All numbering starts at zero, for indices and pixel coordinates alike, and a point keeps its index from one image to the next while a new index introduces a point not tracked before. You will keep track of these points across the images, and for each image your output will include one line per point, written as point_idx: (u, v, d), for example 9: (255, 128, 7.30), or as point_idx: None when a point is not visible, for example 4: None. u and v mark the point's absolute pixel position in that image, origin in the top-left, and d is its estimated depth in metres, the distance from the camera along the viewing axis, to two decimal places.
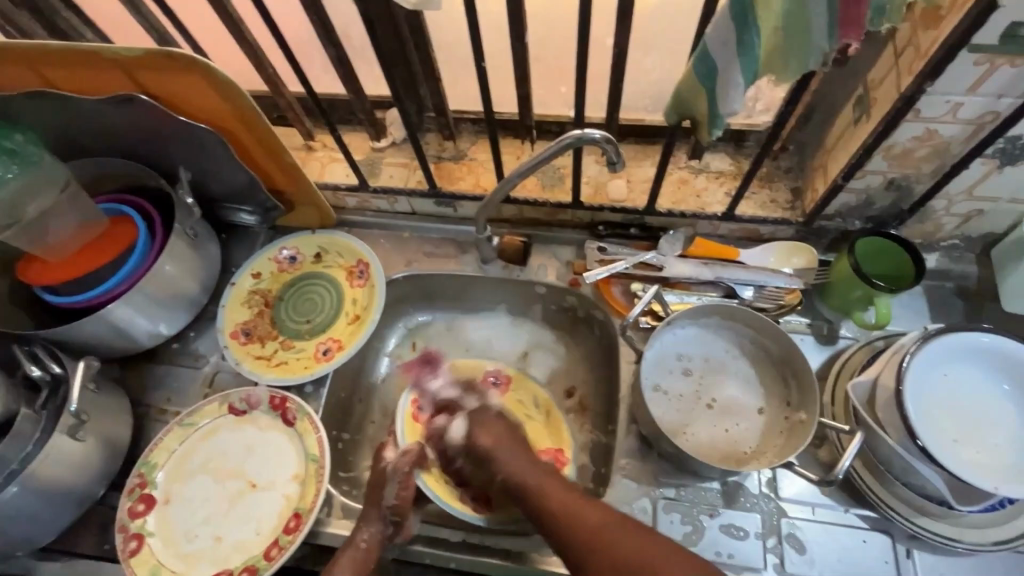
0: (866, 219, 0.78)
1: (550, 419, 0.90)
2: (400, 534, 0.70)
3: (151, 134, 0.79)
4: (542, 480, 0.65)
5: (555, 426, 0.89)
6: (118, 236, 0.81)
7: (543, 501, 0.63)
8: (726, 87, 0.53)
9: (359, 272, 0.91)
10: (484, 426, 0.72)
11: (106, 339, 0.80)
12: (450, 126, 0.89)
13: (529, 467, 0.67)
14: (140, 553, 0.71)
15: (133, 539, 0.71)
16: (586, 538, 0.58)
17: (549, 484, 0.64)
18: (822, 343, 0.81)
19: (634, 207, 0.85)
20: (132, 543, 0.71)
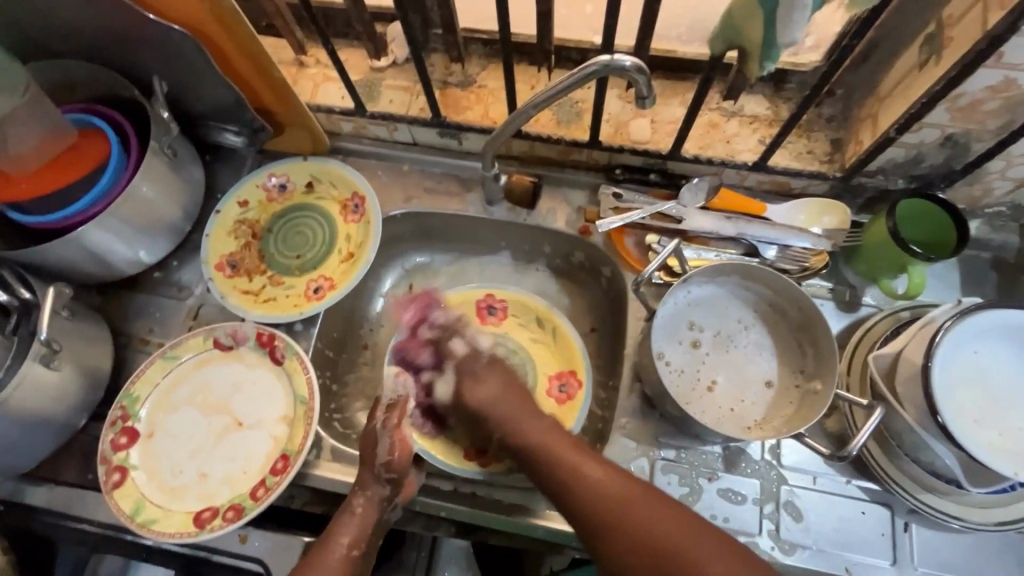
0: (910, 178, 0.72)
1: (558, 339, 0.82)
2: (401, 495, 0.66)
3: (118, 35, 0.70)
4: (555, 439, 0.64)
5: (565, 347, 0.81)
6: (88, 150, 0.73)
7: (561, 469, 0.61)
8: (790, 8, 0.45)
9: (354, 206, 0.84)
10: (477, 384, 0.71)
11: (79, 264, 0.74)
12: (458, 46, 0.79)
13: (563, 443, 0.63)
14: (124, 486, 0.69)
15: (116, 471, 0.69)
16: (639, 533, 0.55)
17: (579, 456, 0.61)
18: (842, 311, 0.76)
19: (657, 150, 0.77)
20: (115, 475, 0.69)
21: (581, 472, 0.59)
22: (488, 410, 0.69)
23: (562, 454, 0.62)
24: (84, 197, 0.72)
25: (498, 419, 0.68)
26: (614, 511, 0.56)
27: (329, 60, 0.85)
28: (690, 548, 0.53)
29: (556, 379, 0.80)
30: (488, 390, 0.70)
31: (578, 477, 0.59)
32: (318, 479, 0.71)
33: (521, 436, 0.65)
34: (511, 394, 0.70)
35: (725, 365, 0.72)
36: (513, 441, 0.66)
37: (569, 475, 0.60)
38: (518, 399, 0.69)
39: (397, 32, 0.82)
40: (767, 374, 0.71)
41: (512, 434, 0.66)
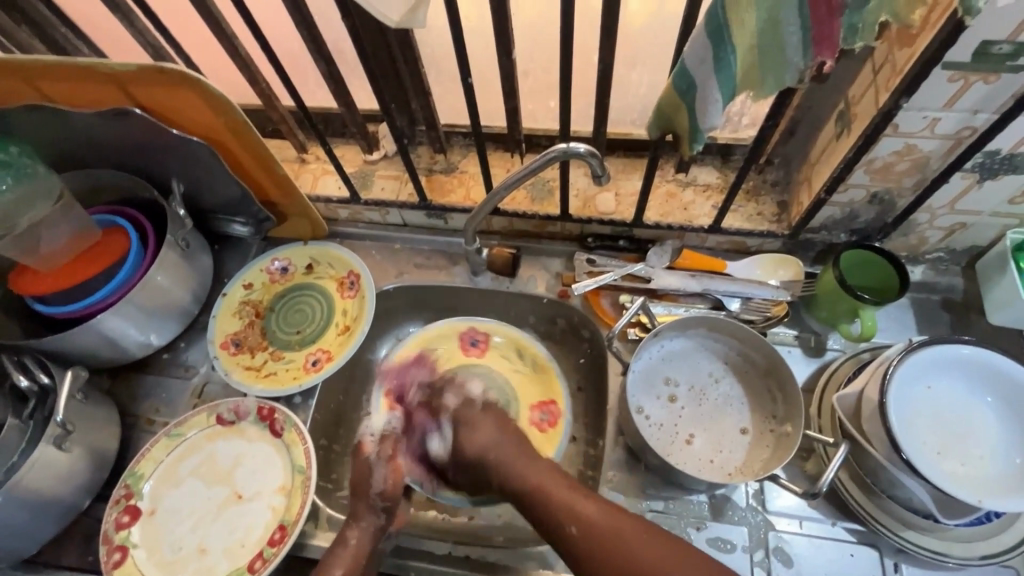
0: (851, 232, 0.79)
1: (536, 368, 0.90)
2: (394, 524, 0.72)
3: (144, 147, 0.80)
4: (554, 482, 0.63)
5: (546, 375, 0.89)
6: (110, 246, 0.81)
7: (547, 499, 0.62)
8: (704, 102, 0.54)
9: (349, 283, 0.91)
10: (471, 434, 0.70)
11: (95, 350, 0.80)
12: (441, 139, 0.90)
13: (545, 474, 0.64)
14: (124, 565, 0.71)
15: (116, 551, 0.72)
16: (602, 547, 0.57)
17: (558, 486, 0.63)
18: (810, 356, 0.81)
19: (623, 219, 0.86)
20: (116, 554, 0.72)
21: (577, 509, 0.60)
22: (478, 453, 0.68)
23: (540, 482, 0.63)
24: (104, 288, 0.79)
25: (499, 468, 0.66)
26: (612, 548, 0.56)
27: (327, 156, 0.95)
28: (637, 548, 0.56)
29: (537, 409, 0.88)
30: (472, 444, 0.69)
31: (554, 502, 0.61)
32: (316, 549, 0.73)
33: (510, 481, 0.65)
34: (500, 428, 0.70)
35: (703, 414, 0.76)
36: (510, 476, 0.66)
37: (563, 514, 0.60)
38: (516, 447, 0.68)
39: (386, 130, 0.92)
40: (742, 420, 0.75)
41: (506, 471, 0.66)
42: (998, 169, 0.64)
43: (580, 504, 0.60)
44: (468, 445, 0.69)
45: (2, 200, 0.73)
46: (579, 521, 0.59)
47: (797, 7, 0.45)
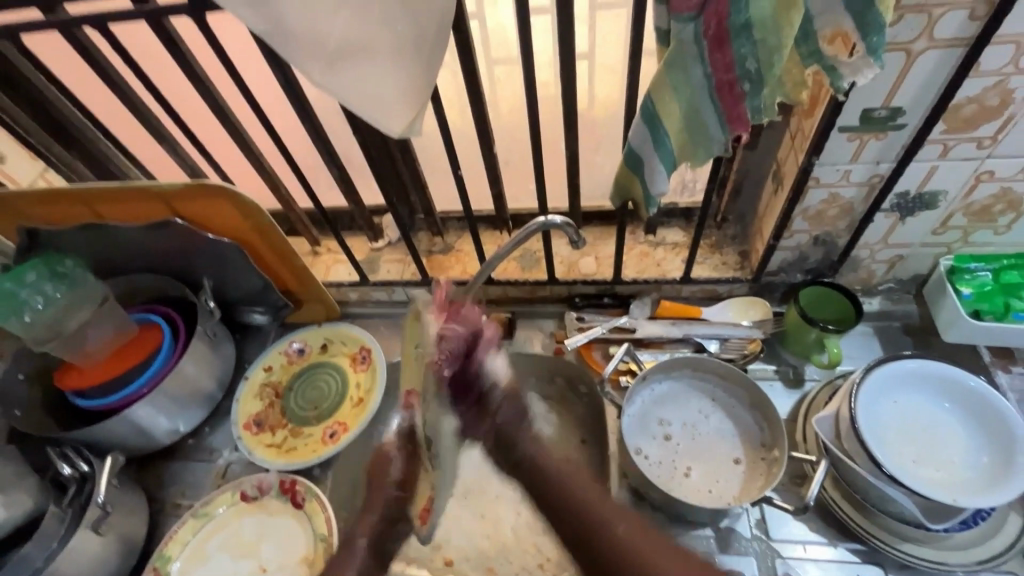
0: (806, 271, 0.89)
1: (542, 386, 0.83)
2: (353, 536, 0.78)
3: (181, 251, 0.92)
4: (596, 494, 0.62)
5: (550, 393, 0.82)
6: (145, 341, 0.90)
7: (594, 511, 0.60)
8: (652, 174, 0.65)
9: (361, 358, 0.99)
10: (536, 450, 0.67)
11: (129, 439, 0.86)
12: (437, 224, 1.02)
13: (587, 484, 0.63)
14: None
15: None
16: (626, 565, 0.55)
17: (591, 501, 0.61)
18: (790, 388, 0.88)
19: (604, 278, 0.96)
20: None
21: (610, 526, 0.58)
22: (546, 473, 0.64)
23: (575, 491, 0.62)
24: (137, 380, 0.87)
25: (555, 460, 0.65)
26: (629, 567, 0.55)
27: (338, 247, 1.07)
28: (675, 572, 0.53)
29: None
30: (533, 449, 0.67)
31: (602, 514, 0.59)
32: None
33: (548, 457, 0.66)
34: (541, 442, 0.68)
35: (697, 449, 0.81)
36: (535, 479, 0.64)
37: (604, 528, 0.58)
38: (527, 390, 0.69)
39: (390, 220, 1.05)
40: (735, 452, 0.80)
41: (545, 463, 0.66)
42: (913, 207, 0.76)
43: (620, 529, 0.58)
44: (509, 395, 0.69)
45: (55, 307, 0.83)
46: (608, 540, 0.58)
47: (709, 98, 0.58)
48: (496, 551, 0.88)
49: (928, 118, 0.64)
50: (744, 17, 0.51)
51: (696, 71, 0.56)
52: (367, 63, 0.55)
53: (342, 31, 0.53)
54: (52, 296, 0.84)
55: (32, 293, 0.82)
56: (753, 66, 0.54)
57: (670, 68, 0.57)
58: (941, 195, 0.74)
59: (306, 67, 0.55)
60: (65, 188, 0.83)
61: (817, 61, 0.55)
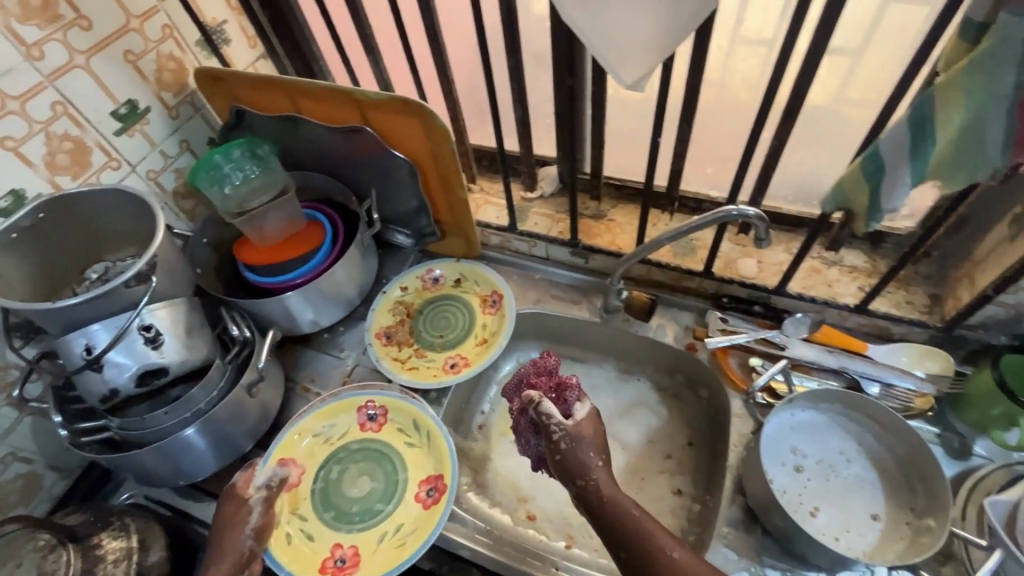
0: (1013, 335, 0.77)
1: (430, 441, 0.89)
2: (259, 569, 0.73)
3: (359, 160, 0.97)
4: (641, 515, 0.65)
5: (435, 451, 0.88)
6: (312, 236, 0.97)
7: (614, 512, 0.65)
8: (892, 184, 0.58)
9: (492, 301, 1.01)
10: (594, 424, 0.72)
11: (280, 319, 0.94)
12: (598, 188, 0.99)
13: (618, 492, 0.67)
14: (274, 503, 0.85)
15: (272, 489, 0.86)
16: (628, 528, 0.64)
17: (628, 508, 0.65)
18: (952, 457, 0.78)
19: (764, 285, 0.89)
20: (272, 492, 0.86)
21: (618, 506, 0.65)
22: (588, 435, 0.71)
23: (614, 500, 0.66)
24: (299, 269, 0.94)
25: (600, 507, 0.66)
26: (641, 533, 0.63)
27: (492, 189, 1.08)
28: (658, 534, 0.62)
29: (424, 484, 0.87)
30: (607, 482, 0.68)
31: (621, 513, 0.65)
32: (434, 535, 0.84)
33: (582, 481, 0.68)
34: (604, 448, 0.71)
35: (831, 489, 0.75)
36: (593, 493, 0.67)
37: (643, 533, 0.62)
38: (599, 441, 0.71)
39: (549, 173, 1.03)
40: (875, 506, 0.73)
41: (586, 479, 0.68)
42: None
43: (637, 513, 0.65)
44: (577, 433, 0.71)
45: (249, 184, 0.91)
46: (631, 523, 0.64)
47: (1006, 112, 0.48)
48: (579, 521, 0.90)
49: None
50: None
51: (1008, 76, 0.47)
52: (622, 8, 0.53)
53: None
54: (249, 175, 0.91)
55: (234, 169, 0.91)
56: None
57: (972, 68, 0.48)
58: None
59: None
60: (277, 78, 0.88)
61: None
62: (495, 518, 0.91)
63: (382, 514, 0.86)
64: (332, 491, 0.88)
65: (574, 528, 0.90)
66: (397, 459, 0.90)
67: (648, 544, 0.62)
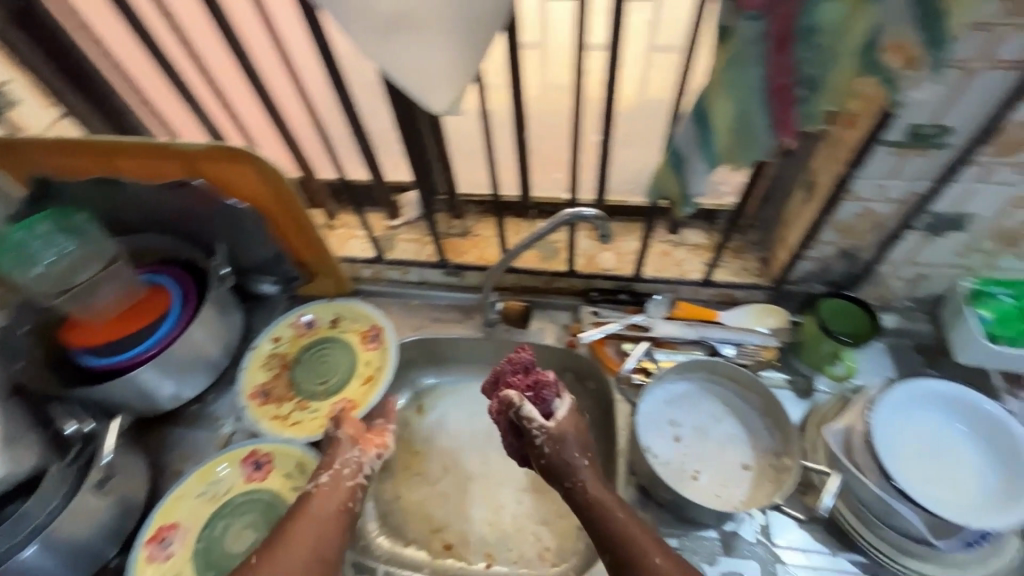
0: (826, 283, 0.89)
1: None
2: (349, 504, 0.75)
3: (198, 215, 0.90)
4: (627, 520, 0.68)
5: None
6: (153, 304, 0.87)
7: (603, 517, 0.68)
8: (691, 172, 0.65)
9: (372, 336, 0.98)
10: (575, 424, 0.74)
11: (131, 401, 0.84)
12: (458, 206, 1.00)
13: (606, 495, 0.70)
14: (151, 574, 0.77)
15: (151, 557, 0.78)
16: (615, 535, 0.67)
17: (617, 511, 0.69)
18: (800, 396, 0.88)
19: (623, 274, 0.96)
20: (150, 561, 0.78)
21: (607, 511, 0.68)
22: (570, 434, 0.73)
23: (603, 503, 0.69)
24: (144, 342, 0.84)
25: (589, 510, 0.69)
26: (629, 539, 0.66)
27: (354, 222, 1.05)
28: (642, 541, 0.66)
29: None
30: (592, 482, 0.71)
31: (612, 520, 0.68)
32: None
33: (571, 483, 0.71)
34: (585, 447, 0.74)
35: (707, 450, 0.81)
36: (581, 495, 0.70)
37: (630, 537, 0.66)
38: (581, 441, 0.73)
39: (409, 199, 1.03)
40: (745, 457, 0.80)
41: (574, 481, 0.71)
42: (943, 228, 0.76)
43: (620, 517, 0.68)
44: (559, 435, 0.72)
45: (66, 259, 0.80)
46: (617, 531, 0.67)
47: (761, 101, 0.57)
48: (496, 538, 0.90)
49: (974, 139, 0.63)
50: (811, 21, 0.51)
51: (753, 73, 0.55)
52: (416, 39, 0.54)
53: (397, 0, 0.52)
54: (64, 250, 0.80)
55: (44, 245, 0.79)
56: (810, 71, 0.54)
57: (727, 66, 0.55)
58: (973, 218, 0.74)
59: (357, 34, 0.54)
60: (80, 139, 0.80)
61: (877, 73, 0.54)
62: (410, 557, 0.89)
63: None
64: (215, 549, 0.81)
65: (491, 546, 0.89)
66: (283, 505, 0.83)
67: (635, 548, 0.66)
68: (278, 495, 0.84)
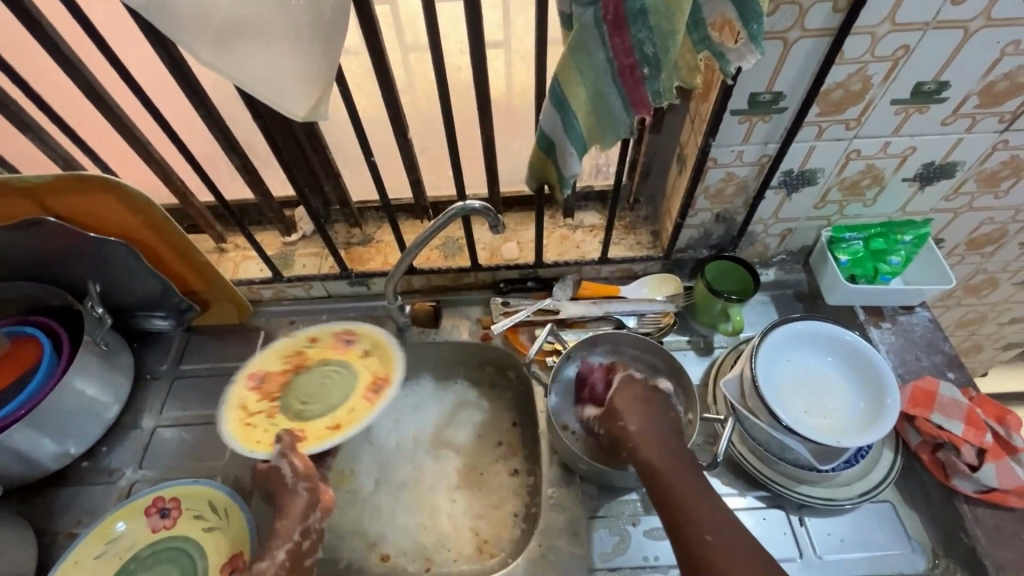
0: (711, 247, 0.96)
1: (231, 519, 0.78)
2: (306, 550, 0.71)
3: (60, 254, 0.82)
4: (691, 490, 0.67)
5: (235, 532, 0.78)
6: (19, 358, 0.80)
7: (662, 483, 0.68)
8: (564, 155, 0.67)
9: (376, 384, 0.85)
10: (635, 405, 0.75)
11: (3, 468, 0.76)
12: (354, 214, 0.98)
13: (678, 465, 0.69)
14: None
15: None
16: (670, 502, 0.66)
17: (686, 481, 0.68)
18: (701, 355, 0.94)
19: (526, 262, 0.98)
20: None
21: (668, 479, 0.68)
22: (625, 416, 0.74)
23: (668, 470, 0.68)
24: (12, 401, 0.76)
25: (652, 477, 0.69)
26: (686, 508, 0.65)
27: (247, 243, 1.01)
28: (696, 508, 0.65)
29: (228, 567, 0.76)
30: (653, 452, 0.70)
31: (668, 483, 0.67)
32: None
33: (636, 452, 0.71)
34: (665, 426, 0.73)
35: None
36: (644, 463, 0.70)
37: (688, 507, 0.65)
38: (646, 416, 0.74)
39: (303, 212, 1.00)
40: None
41: (637, 451, 0.71)
42: (797, 184, 0.84)
43: (681, 485, 0.67)
44: (609, 412, 0.77)
45: None
46: (679, 502, 0.66)
47: (612, 82, 0.60)
48: (434, 541, 0.89)
49: (804, 101, 0.70)
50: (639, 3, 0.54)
51: (598, 55, 0.58)
52: (258, 45, 0.52)
53: (230, 8, 0.50)
54: None
55: None
56: (650, 50, 0.57)
57: (573, 51, 0.58)
58: (819, 172, 0.82)
59: (192, 45, 0.51)
60: None
61: (707, 48, 0.58)
62: None
63: None
64: None
65: (429, 550, 0.89)
66: (195, 549, 0.78)
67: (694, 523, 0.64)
68: (190, 540, 0.79)
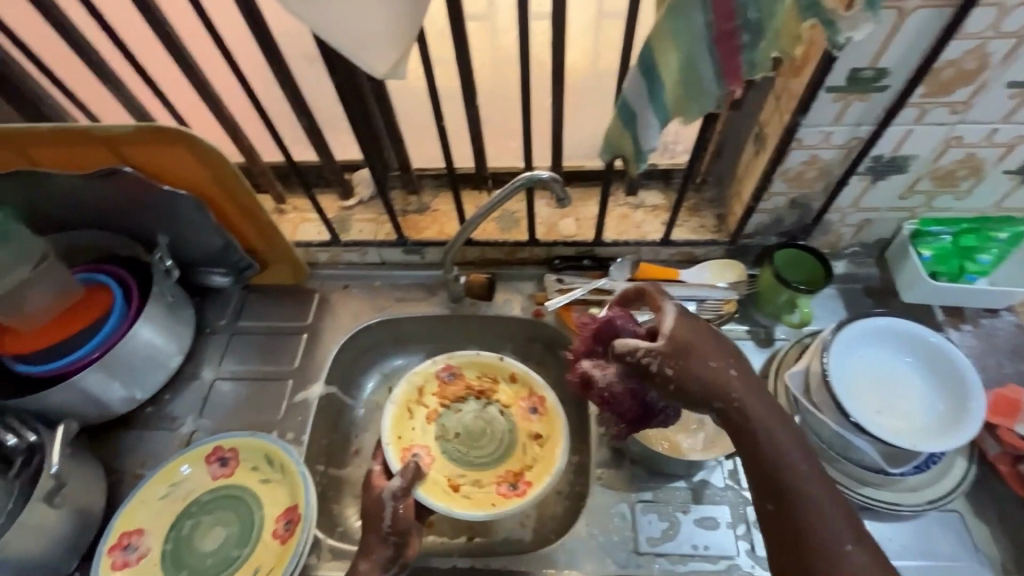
0: (781, 234, 0.91)
1: (285, 473, 0.80)
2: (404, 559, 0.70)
3: (132, 205, 0.84)
4: (790, 449, 0.58)
5: (289, 486, 0.79)
6: (93, 304, 0.82)
7: (758, 441, 0.58)
8: (644, 127, 0.64)
9: (512, 484, 0.85)
10: (698, 342, 0.62)
11: (77, 408, 0.79)
12: (413, 181, 0.98)
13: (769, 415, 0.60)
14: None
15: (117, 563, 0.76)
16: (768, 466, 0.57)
17: (783, 438, 0.58)
18: (761, 346, 0.90)
19: (584, 240, 0.95)
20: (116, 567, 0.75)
21: (764, 435, 0.58)
22: (693, 355, 0.61)
23: (762, 427, 0.59)
24: (85, 345, 0.79)
25: (741, 432, 0.59)
26: (786, 474, 0.56)
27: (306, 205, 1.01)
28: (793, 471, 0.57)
29: (282, 518, 0.79)
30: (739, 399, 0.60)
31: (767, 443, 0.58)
32: None
33: (715, 404, 0.60)
34: (722, 353, 0.62)
35: None
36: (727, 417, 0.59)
37: (789, 471, 0.57)
38: (719, 357, 0.62)
39: (362, 177, 0.99)
40: None
41: (712, 402, 0.60)
42: (885, 171, 0.78)
43: (781, 443, 0.58)
44: (674, 348, 0.61)
45: None
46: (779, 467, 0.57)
47: (707, 49, 0.56)
48: None
49: (910, 80, 0.65)
50: None
51: (697, 19, 0.54)
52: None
53: None
54: None
55: None
56: (754, 15, 0.54)
57: (671, 14, 0.55)
58: (912, 159, 0.76)
59: None
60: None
61: (816, 15, 0.54)
62: None
63: (238, 561, 0.77)
64: (183, 551, 0.78)
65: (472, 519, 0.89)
66: (252, 498, 0.81)
67: (785, 481, 0.56)
68: (247, 489, 0.81)
